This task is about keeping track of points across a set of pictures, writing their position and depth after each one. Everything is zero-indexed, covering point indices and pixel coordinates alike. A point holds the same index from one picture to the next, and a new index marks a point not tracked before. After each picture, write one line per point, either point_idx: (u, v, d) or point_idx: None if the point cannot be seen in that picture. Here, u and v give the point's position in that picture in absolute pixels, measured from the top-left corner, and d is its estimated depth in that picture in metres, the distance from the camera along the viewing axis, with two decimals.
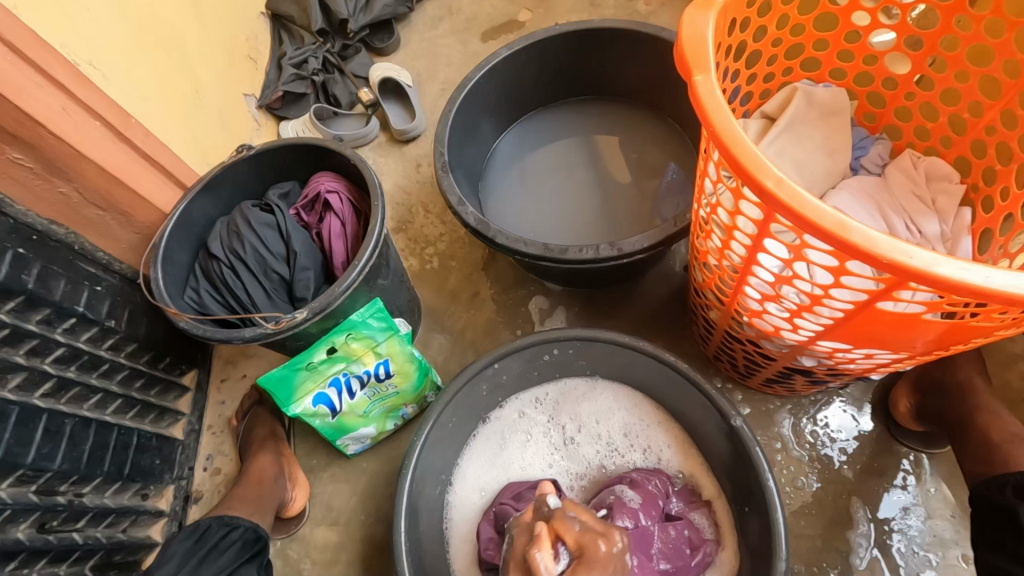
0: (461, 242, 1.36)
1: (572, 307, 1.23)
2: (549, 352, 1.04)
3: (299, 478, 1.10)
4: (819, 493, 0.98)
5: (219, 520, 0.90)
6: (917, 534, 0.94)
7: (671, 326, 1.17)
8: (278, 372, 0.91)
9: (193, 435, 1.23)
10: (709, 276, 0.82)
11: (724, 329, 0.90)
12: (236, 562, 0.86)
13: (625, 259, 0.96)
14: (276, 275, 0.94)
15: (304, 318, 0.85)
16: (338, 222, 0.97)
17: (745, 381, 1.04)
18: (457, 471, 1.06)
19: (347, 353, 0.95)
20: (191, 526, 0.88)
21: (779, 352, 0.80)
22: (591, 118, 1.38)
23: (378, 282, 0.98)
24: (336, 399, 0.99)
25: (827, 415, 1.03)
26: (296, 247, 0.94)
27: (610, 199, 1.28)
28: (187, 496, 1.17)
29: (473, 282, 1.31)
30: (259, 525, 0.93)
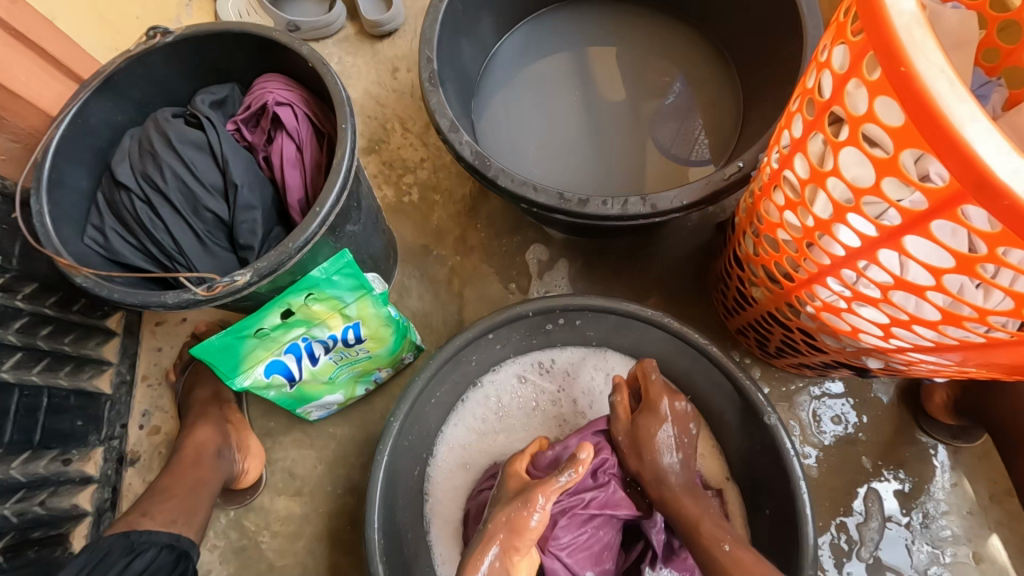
0: (446, 171, 1.14)
1: (575, 261, 1.06)
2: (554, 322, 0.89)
3: (252, 447, 0.97)
4: (835, 482, 0.91)
5: (126, 541, 0.69)
6: (937, 529, 0.87)
7: (687, 290, 1.02)
8: (217, 341, 0.71)
9: (124, 388, 1.04)
10: (767, 256, 0.67)
11: (767, 311, 0.76)
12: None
13: (657, 219, 0.78)
14: (211, 215, 0.72)
15: (245, 283, 0.63)
16: (292, 145, 0.75)
17: (768, 358, 0.91)
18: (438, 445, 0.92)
19: (306, 316, 0.77)
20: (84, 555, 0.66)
21: (839, 349, 0.67)
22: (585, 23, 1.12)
23: (347, 228, 0.78)
24: (295, 368, 0.82)
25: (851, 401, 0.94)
26: (236, 178, 0.72)
27: (608, 124, 1.04)
28: (121, 458, 1.02)
29: (460, 222, 1.11)
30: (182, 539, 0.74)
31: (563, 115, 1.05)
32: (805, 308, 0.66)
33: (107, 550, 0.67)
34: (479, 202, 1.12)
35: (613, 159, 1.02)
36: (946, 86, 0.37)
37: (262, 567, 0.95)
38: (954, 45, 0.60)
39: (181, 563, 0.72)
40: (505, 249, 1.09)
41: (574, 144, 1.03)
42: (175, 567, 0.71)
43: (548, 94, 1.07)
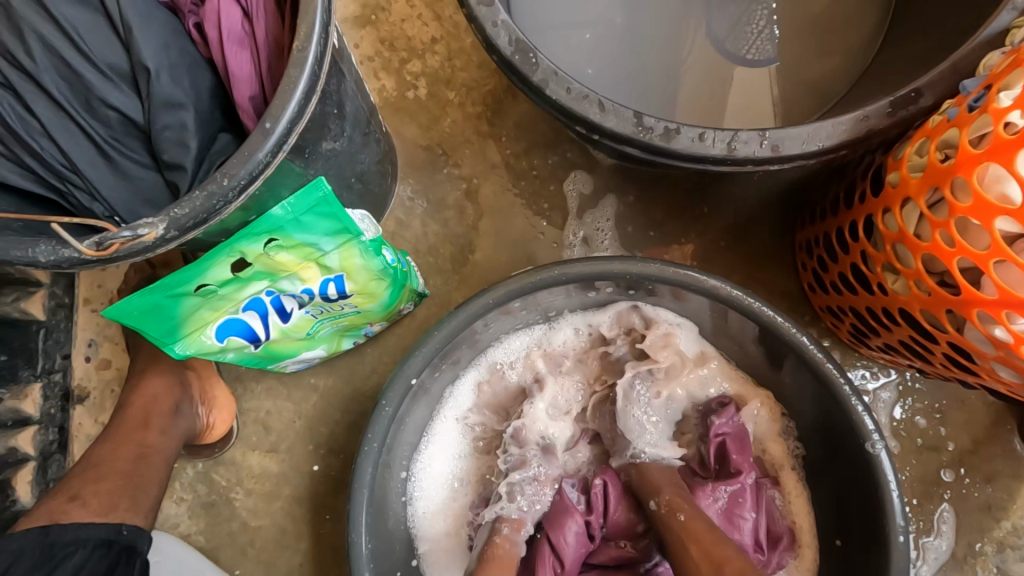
0: (464, 59, 0.85)
1: (626, 195, 0.83)
2: (597, 289, 0.68)
3: (218, 396, 0.80)
4: (908, 494, 0.77)
5: (43, 543, 0.58)
6: (1013, 554, 0.75)
7: (765, 245, 0.80)
8: (140, 301, 0.52)
9: (63, 313, 0.86)
10: (954, 247, 0.44)
11: (900, 309, 0.55)
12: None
13: (773, 167, 0.54)
14: (113, 114, 0.48)
15: (157, 238, 0.41)
16: (236, 8, 0.49)
17: (859, 346, 0.72)
18: (437, 423, 0.73)
19: (268, 268, 0.56)
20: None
21: (1009, 383, 0.48)
22: None
23: (322, 145, 0.54)
24: (260, 327, 0.63)
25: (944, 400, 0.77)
26: (147, 57, 0.47)
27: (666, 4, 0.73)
28: (67, 394, 0.86)
29: (480, 131, 0.85)
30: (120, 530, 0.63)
31: None
32: (993, 330, 0.44)
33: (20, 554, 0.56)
34: (505, 106, 0.85)
35: (697, 55, 0.73)
36: None
37: (235, 526, 0.84)
38: None
39: (121, 561, 0.61)
40: (535, 173, 0.84)
41: (643, 30, 0.73)
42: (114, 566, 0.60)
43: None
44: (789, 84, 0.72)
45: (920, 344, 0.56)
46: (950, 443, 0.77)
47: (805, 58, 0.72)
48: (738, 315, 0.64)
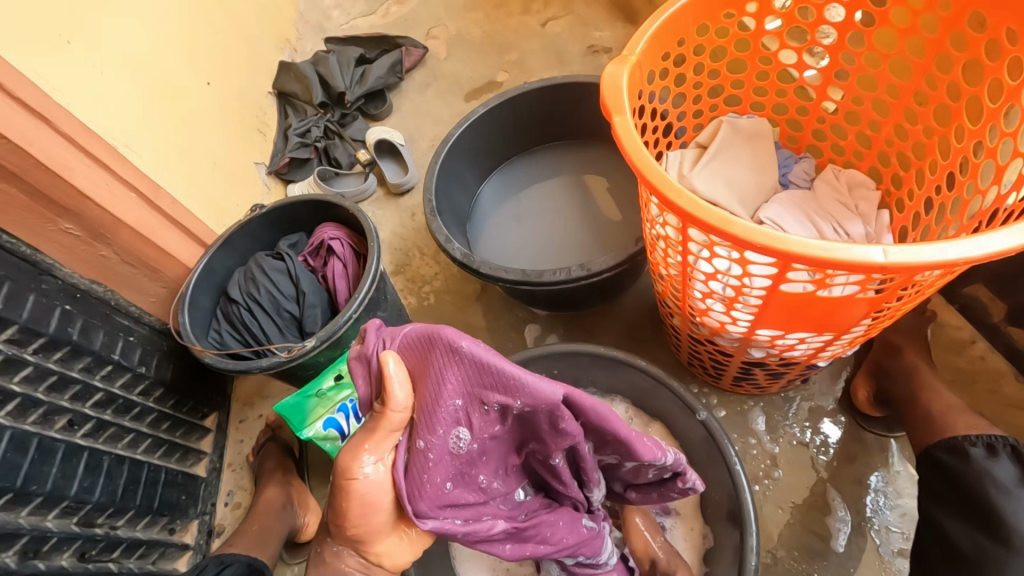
0: (454, 277, 1.50)
1: (558, 329, 1.35)
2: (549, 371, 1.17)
3: (310, 504, 1.20)
4: (797, 483, 1.05)
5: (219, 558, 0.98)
6: (887, 512, 1.00)
7: (649, 338, 1.28)
8: (291, 400, 1.02)
9: (215, 473, 1.31)
10: (667, 288, 0.93)
11: (686, 333, 1.00)
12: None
13: (595, 278, 1.09)
14: (288, 313, 1.06)
15: (314, 348, 0.97)
16: (340, 263, 1.11)
17: (718, 382, 1.12)
18: None
19: (352, 379, 1.05)
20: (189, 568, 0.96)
21: (732, 346, 0.90)
22: (574, 162, 1.53)
23: (378, 314, 1.11)
24: (346, 424, 1.06)
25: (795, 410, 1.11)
26: (304, 288, 1.07)
27: (597, 236, 1.41)
28: (210, 531, 1.25)
29: (467, 314, 1.43)
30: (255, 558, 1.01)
31: (557, 231, 1.45)
32: (699, 318, 0.89)
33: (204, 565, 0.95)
34: (480, 297, 1.45)
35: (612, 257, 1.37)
36: (647, 160, 0.64)
37: None
38: (753, 138, 0.96)
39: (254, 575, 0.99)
40: (502, 329, 1.39)
41: (555, 251, 1.42)
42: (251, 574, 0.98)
43: (558, 216, 1.47)
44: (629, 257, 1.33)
45: (709, 351, 1.00)
46: (813, 440, 1.08)
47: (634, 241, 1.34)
48: (614, 361, 1.12)
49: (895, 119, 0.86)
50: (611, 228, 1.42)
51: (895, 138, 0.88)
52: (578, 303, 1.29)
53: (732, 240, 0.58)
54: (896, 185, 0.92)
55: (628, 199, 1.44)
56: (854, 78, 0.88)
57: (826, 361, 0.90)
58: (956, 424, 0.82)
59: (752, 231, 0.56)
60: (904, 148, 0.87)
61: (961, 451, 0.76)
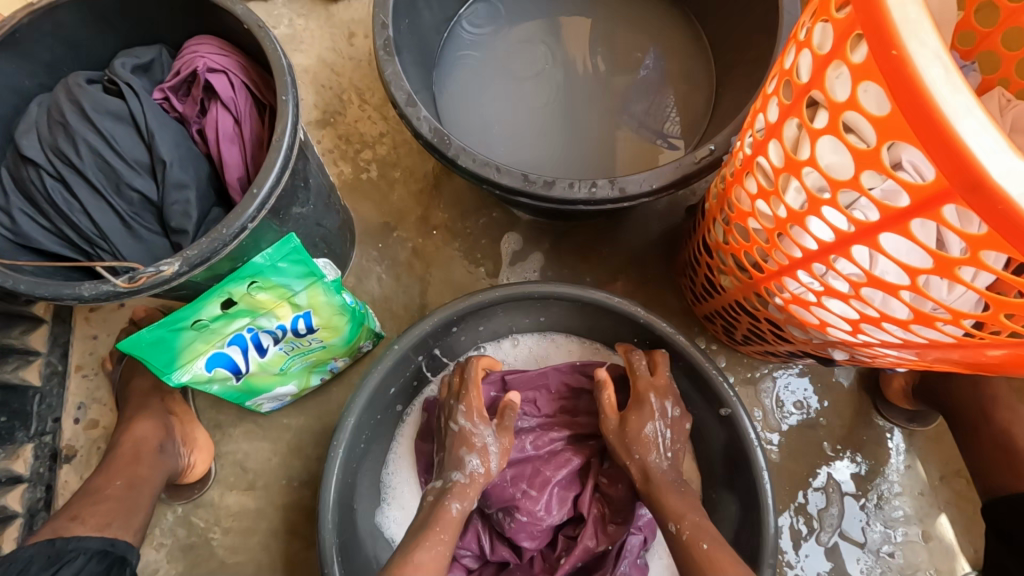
0: (408, 145, 1.08)
1: (543, 244, 1.03)
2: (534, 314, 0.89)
3: (198, 440, 0.91)
4: (797, 468, 0.91)
5: (53, 549, 0.67)
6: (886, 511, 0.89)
7: (660, 272, 1.00)
8: (148, 334, 0.65)
9: (56, 379, 0.96)
10: (739, 245, 0.63)
11: (735, 299, 0.73)
12: None
13: (626, 203, 0.74)
14: (136, 195, 0.64)
15: (174, 273, 0.57)
16: (229, 118, 0.67)
17: (733, 344, 0.90)
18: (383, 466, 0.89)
19: (250, 307, 0.71)
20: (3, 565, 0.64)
21: (805, 340, 0.65)
22: None
23: (294, 210, 0.72)
24: (242, 360, 0.77)
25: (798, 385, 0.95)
26: (164, 155, 0.65)
27: (587, 105, 1.00)
28: (55, 454, 0.94)
29: (422, 201, 1.06)
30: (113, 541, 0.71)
31: (532, 90, 1.00)
32: (775, 299, 0.62)
33: (29, 562, 0.65)
34: (442, 181, 1.07)
35: (598, 135, 0.98)
36: None
37: (212, 565, 0.91)
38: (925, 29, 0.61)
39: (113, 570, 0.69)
40: (470, 231, 1.04)
41: (533, 120, 0.99)
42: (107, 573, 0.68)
43: (541, 68, 1.01)
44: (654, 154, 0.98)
45: (755, 325, 0.74)
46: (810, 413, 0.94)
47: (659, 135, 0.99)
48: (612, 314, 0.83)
49: None
50: (608, 94, 1.00)
51: None
52: (571, 215, 0.96)
53: None
54: None
55: (643, 64, 1.02)
56: None
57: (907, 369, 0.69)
58: None
59: None
60: None
61: None
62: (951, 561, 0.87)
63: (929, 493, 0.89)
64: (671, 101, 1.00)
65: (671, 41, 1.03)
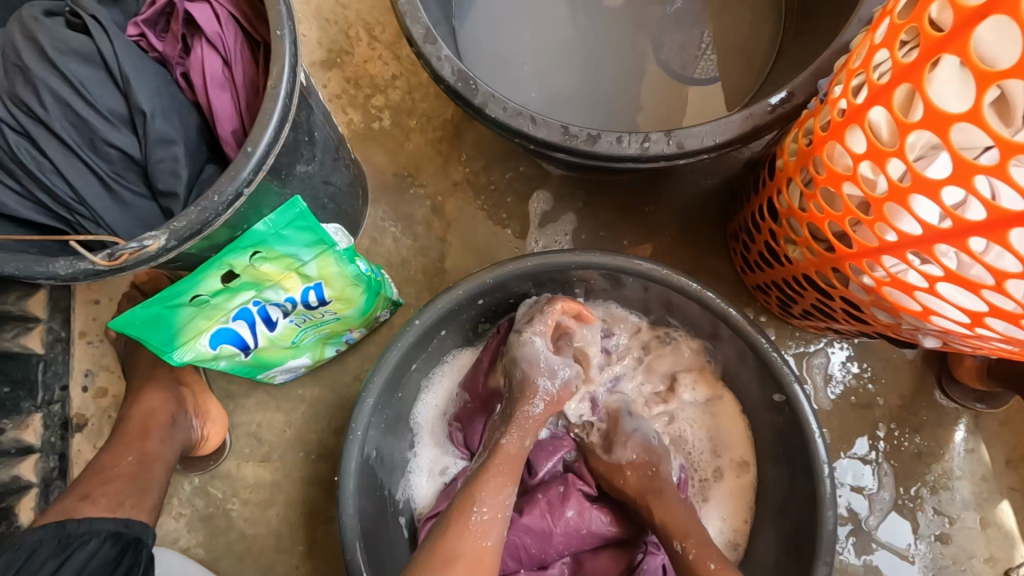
0: (424, 89, 0.96)
1: (576, 202, 0.92)
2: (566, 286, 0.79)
3: (212, 411, 0.86)
4: (846, 448, 0.85)
5: (61, 534, 0.62)
6: (943, 497, 0.83)
7: (706, 235, 0.90)
8: (142, 312, 0.58)
9: (60, 346, 0.92)
10: (823, 213, 0.53)
11: (804, 273, 0.64)
12: None
13: (681, 160, 0.63)
14: (114, 151, 0.55)
15: (160, 249, 0.50)
16: (217, 58, 0.57)
17: (786, 317, 0.82)
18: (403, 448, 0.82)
19: (254, 279, 0.63)
20: (9, 553, 0.60)
21: (890, 324, 0.57)
22: None
23: (298, 168, 0.63)
24: (249, 335, 0.70)
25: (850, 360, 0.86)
26: (142, 102, 0.55)
27: (612, 39, 0.85)
28: (66, 423, 0.91)
29: (440, 154, 0.95)
30: (128, 523, 0.66)
31: (549, 20, 0.85)
32: (862, 279, 0.53)
33: (37, 548, 0.60)
34: (462, 130, 0.95)
35: (625, 75, 0.84)
36: None
37: (233, 535, 0.89)
38: None
39: (126, 557, 0.64)
40: (494, 187, 0.94)
41: (553, 59, 0.85)
42: (121, 558, 0.64)
43: None
44: (679, 87, 0.84)
45: (825, 301, 0.65)
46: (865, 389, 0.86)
47: (695, 69, 0.85)
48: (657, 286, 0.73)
49: None
50: (635, 23, 0.85)
51: None
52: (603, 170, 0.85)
53: None
54: None
55: None
56: None
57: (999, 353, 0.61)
58: None
59: None
60: None
61: None
62: (1009, 549, 0.81)
63: (992, 479, 0.82)
64: (708, 34, 0.85)
65: None
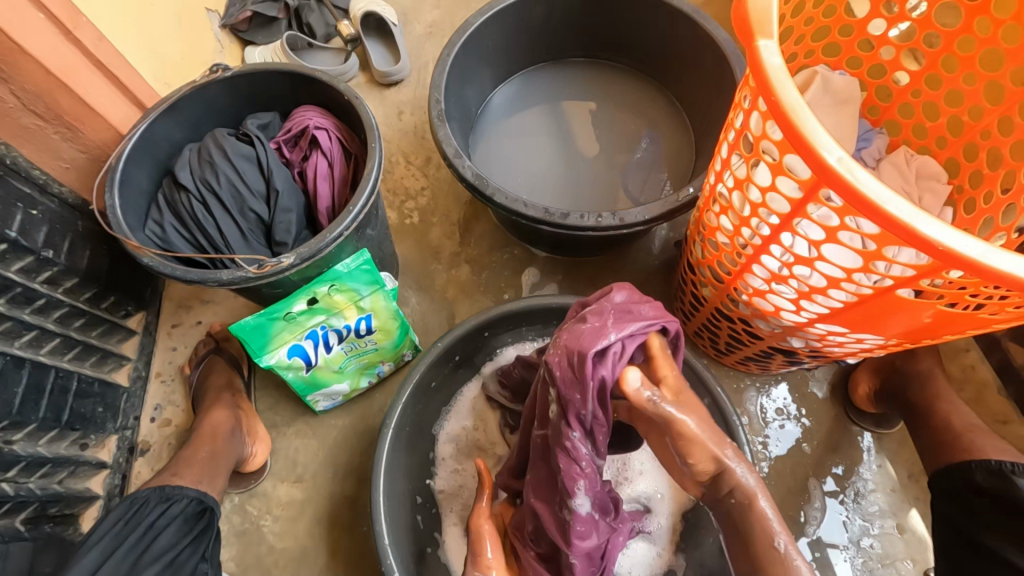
0: (444, 196, 1.31)
1: (556, 276, 1.22)
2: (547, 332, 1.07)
3: (259, 432, 1.05)
4: (780, 465, 1.04)
5: (163, 491, 0.77)
6: (865, 507, 1.00)
7: (656, 299, 1.18)
8: (252, 321, 0.83)
9: (140, 382, 1.12)
10: (711, 256, 0.82)
11: (714, 306, 0.91)
12: (180, 539, 0.74)
13: (624, 230, 0.95)
14: (254, 215, 0.85)
15: (289, 265, 0.78)
16: (325, 162, 0.90)
17: (720, 357, 1.07)
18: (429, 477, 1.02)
19: (328, 305, 0.89)
20: (123, 502, 0.75)
21: (770, 332, 0.82)
22: (583, 92, 1.33)
23: (367, 232, 0.93)
24: (313, 353, 0.94)
25: (775, 393, 1.09)
26: (277, 186, 0.86)
27: (590, 171, 1.24)
28: (132, 448, 1.08)
29: (455, 241, 1.27)
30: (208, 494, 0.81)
31: (548, 158, 1.25)
32: (741, 296, 0.80)
33: (146, 499, 0.76)
34: (472, 224, 1.28)
35: (598, 195, 1.21)
36: (801, 108, 0.50)
37: (262, 549, 1.01)
38: (838, 102, 0.84)
39: (206, 517, 0.78)
40: (495, 264, 1.24)
41: (548, 182, 1.23)
42: (202, 518, 0.78)
43: (553, 145, 1.27)
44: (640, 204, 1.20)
45: (733, 328, 0.91)
46: (790, 416, 1.08)
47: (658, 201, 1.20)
48: None
49: (1005, 109, 0.76)
50: (610, 163, 1.25)
51: (995, 130, 0.78)
52: (577, 250, 1.17)
53: (892, 231, 0.47)
54: (970, 183, 0.82)
55: (635, 143, 1.27)
56: (976, 54, 0.78)
57: (856, 358, 0.85)
58: (979, 442, 0.81)
59: (925, 224, 0.46)
60: (1000, 144, 0.77)
61: (1003, 478, 0.74)
62: (924, 552, 0.97)
63: (900, 490, 1.01)
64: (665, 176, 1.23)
65: (659, 118, 1.29)
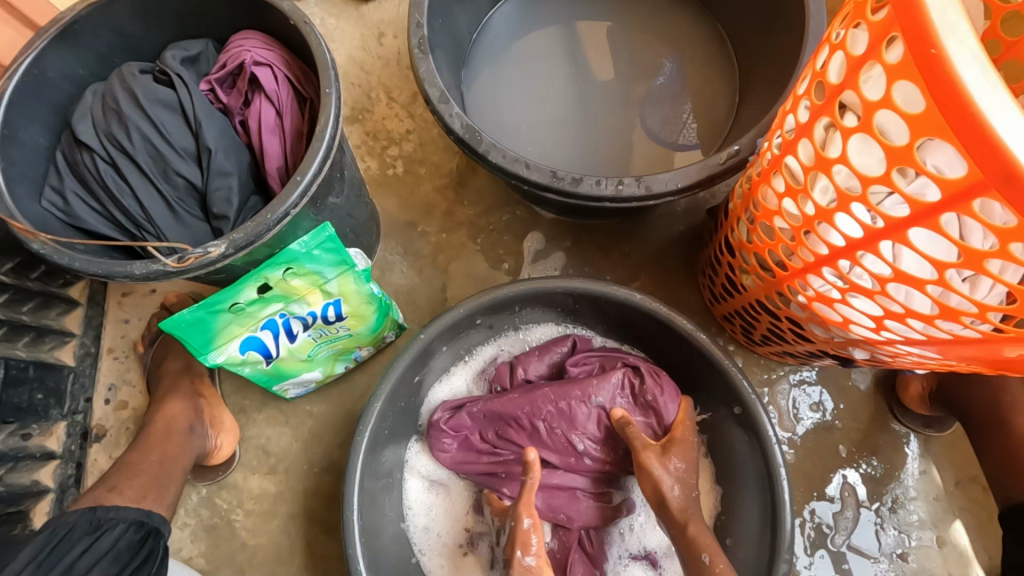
0: (434, 143, 1.11)
1: (564, 242, 1.05)
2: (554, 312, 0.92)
3: (225, 422, 0.93)
4: (810, 468, 0.92)
5: (93, 516, 0.68)
6: (902, 517, 0.90)
7: (679, 272, 1.01)
8: (189, 316, 0.68)
9: (89, 360, 0.99)
10: (762, 243, 0.64)
11: (756, 297, 0.74)
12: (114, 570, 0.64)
13: (651, 201, 0.76)
14: (182, 180, 0.67)
15: (220, 255, 0.61)
16: (272, 110, 0.70)
17: (750, 344, 0.92)
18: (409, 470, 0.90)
19: (284, 292, 0.73)
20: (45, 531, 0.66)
21: (826, 338, 0.66)
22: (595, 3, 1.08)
23: (329, 200, 0.75)
24: (272, 344, 0.79)
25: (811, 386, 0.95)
26: (209, 142, 0.67)
27: (599, 105, 1.02)
28: (86, 433, 0.97)
29: (446, 197, 1.08)
30: (151, 514, 0.72)
31: (551, 90, 1.03)
32: (797, 297, 0.64)
33: (72, 527, 0.66)
34: (466, 178, 1.09)
35: (612, 141, 1.00)
36: None
37: (234, 545, 0.93)
38: None
39: (148, 544, 0.70)
40: (492, 228, 1.06)
41: (550, 121, 1.01)
42: (143, 544, 0.69)
43: (559, 73, 1.04)
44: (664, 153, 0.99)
45: (775, 323, 0.75)
46: (826, 412, 0.94)
47: (678, 137, 1.00)
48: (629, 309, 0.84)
49: None
50: (623, 94, 1.02)
51: None
52: (587, 214, 0.98)
53: None
54: None
55: (657, 69, 1.04)
56: None
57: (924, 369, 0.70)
58: None
59: None
60: None
61: None
62: (964, 567, 0.87)
63: (944, 499, 0.90)
64: (687, 109, 1.02)
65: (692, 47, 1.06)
